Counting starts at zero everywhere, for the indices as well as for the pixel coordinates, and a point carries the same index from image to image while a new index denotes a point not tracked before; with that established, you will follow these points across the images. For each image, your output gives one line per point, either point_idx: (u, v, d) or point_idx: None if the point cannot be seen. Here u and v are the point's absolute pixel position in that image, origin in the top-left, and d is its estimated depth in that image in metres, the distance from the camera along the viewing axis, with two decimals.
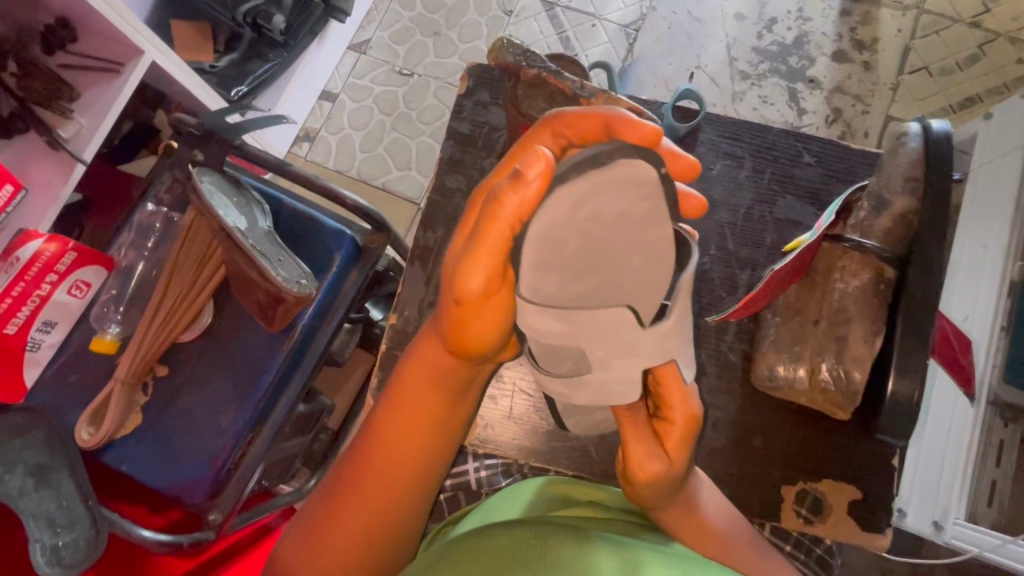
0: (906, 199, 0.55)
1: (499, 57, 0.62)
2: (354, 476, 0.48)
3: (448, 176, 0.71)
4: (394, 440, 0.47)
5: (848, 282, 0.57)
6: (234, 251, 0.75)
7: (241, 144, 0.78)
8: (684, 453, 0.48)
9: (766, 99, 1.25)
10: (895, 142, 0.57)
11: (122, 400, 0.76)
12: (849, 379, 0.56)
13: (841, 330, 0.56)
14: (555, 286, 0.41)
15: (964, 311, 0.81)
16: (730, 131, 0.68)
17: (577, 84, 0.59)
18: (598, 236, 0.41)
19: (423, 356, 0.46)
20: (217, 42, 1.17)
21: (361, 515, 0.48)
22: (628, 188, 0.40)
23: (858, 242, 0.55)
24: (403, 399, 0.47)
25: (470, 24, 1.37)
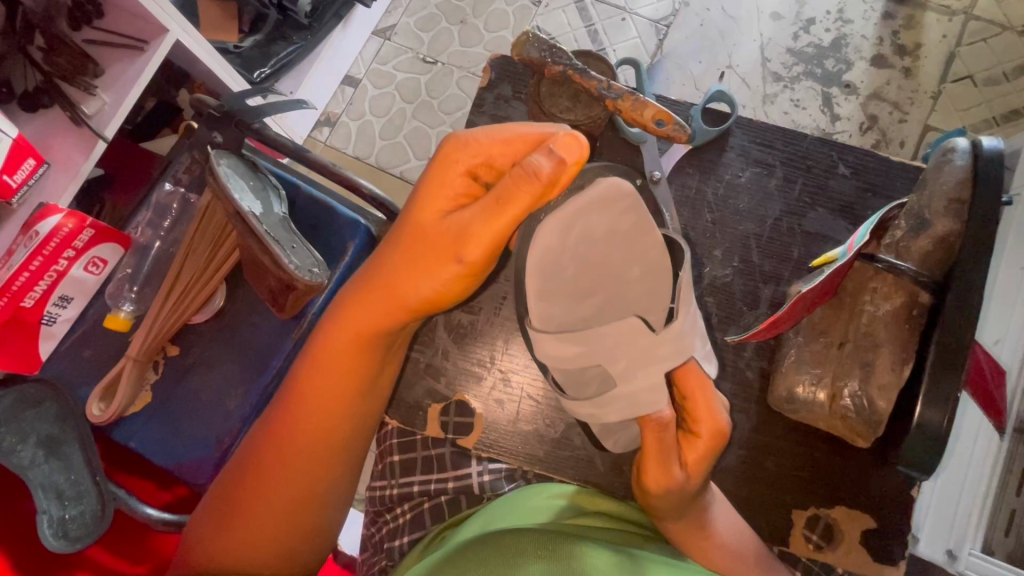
0: (949, 221, 0.51)
1: (522, 53, 0.58)
2: (296, 408, 0.53)
3: None
4: (327, 372, 0.52)
5: (878, 305, 0.54)
6: (247, 236, 0.74)
7: (260, 127, 0.77)
8: (703, 472, 0.48)
9: (798, 102, 1.20)
10: (941, 158, 0.53)
11: (133, 376, 0.76)
12: (872, 407, 0.53)
13: (867, 356, 0.54)
14: (561, 313, 0.49)
15: (996, 333, 0.77)
16: (762, 138, 0.65)
17: (604, 85, 0.57)
18: (588, 254, 0.49)
19: (376, 281, 0.49)
20: (242, 22, 1.16)
21: (306, 442, 0.53)
22: (609, 207, 0.48)
23: (890, 263, 0.53)
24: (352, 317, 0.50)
25: (496, 13, 1.35)
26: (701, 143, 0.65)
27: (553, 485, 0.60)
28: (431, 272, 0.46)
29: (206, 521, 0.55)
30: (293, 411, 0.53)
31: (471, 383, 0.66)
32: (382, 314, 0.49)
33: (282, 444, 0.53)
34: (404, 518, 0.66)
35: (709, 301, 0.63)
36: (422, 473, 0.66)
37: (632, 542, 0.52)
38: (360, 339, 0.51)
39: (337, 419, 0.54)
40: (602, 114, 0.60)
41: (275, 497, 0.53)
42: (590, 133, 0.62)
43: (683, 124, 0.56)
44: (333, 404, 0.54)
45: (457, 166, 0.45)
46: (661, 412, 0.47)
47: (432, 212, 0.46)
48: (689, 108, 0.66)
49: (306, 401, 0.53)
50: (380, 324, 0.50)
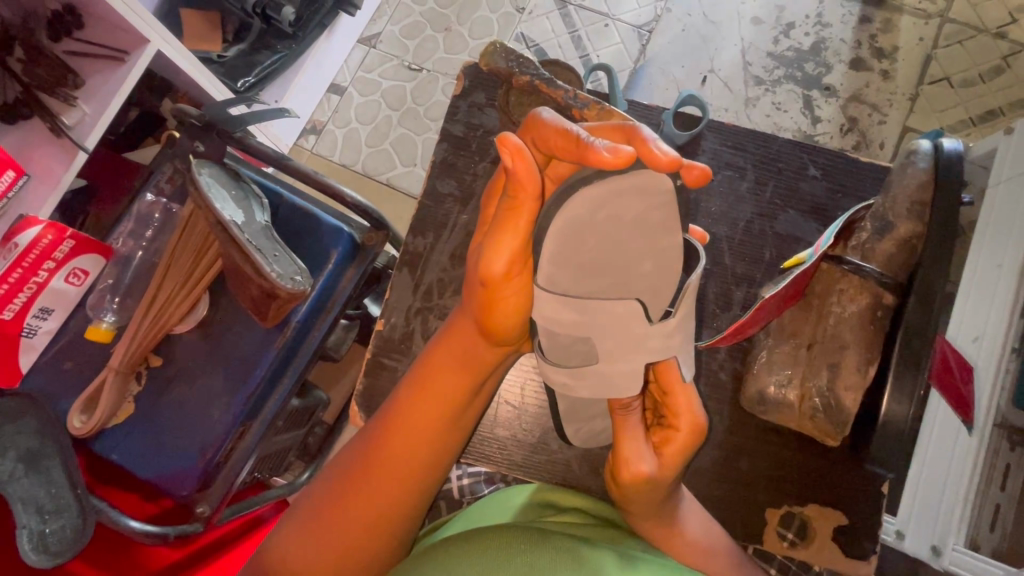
0: (911, 223, 0.53)
1: (490, 62, 0.60)
2: (386, 437, 0.50)
3: (440, 181, 0.69)
4: (405, 426, 0.50)
5: (845, 306, 0.54)
6: (229, 245, 0.75)
7: (242, 137, 0.79)
8: (677, 464, 0.48)
9: (780, 106, 1.22)
10: (905, 160, 0.55)
11: (115, 389, 0.76)
12: (839, 407, 0.54)
13: (835, 357, 0.54)
14: (569, 280, 0.44)
15: (975, 330, 0.80)
16: (733, 141, 0.66)
17: (570, 94, 0.56)
18: (611, 236, 0.44)
19: (459, 328, 0.50)
20: (226, 31, 1.17)
21: (389, 476, 0.50)
22: (646, 196, 0.43)
23: (857, 265, 0.53)
24: (442, 350, 0.50)
25: (480, 20, 1.36)
26: (673, 147, 0.66)
27: (531, 484, 0.60)
28: (500, 304, 0.45)
29: (288, 535, 0.50)
30: (386, 440, 0.50)
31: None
32: (469, 359, 0.50)
33: (354, 489, 0.50)
34: None
35: None
36: None
37: (609, 535, 0.52)
38: (441, 396, 0.50)
39: (421, 453, 0.50)
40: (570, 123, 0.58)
41: (347, 526, 0.49)
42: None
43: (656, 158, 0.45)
44: (422, 434, 0.50)
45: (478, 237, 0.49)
46: (631, 408, 0.48)
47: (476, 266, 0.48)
48: (660, 113, 0.67)
49: (386, 444, 0.50)
50: (467, 359, 0.50)
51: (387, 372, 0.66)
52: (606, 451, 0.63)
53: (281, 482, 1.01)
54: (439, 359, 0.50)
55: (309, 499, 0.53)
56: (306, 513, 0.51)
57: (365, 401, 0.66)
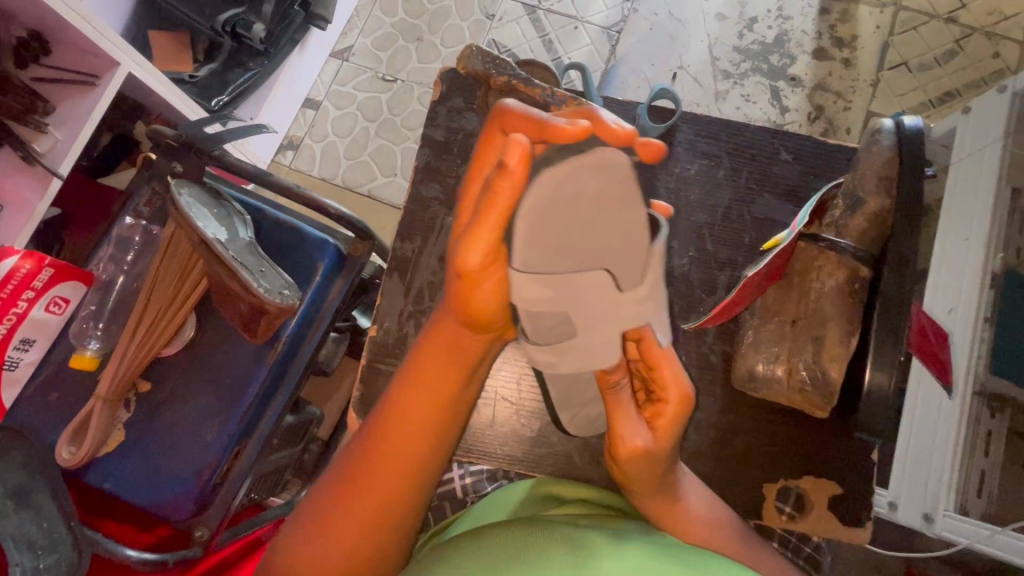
0: (879, 197, 0.54)
1: (467, 64, 0.63)
2: (382, 443, 0.49)
3: (424, 186, 0.70)
4: (394, 433, 0.49)
5: (824, 282, 0.56)
6: (215, 263, 0.75)
7: (221, 154, 0.80)
8: (671, 436, 0.48)
9: (749, 98, 1.25)
10: (870, 139, 0.57)
11: (104, 417, 0.75)
12: (826, 378, 0.55)
13: (817, 331, 0.55)
14: (542, 260, 0.42)
15: (948, 304, 0.88)
16: (707, 131, 0.68)
17: (547, 92, 0.57)
18: (579, 212, 0.42)
19: (446, 324, 0.46)
20: (197, 51, 1.17)
21: (387, 481, 0.49)
22: (608, 173, 0.42)
23: (833, 241, 0.55)
24: (429, 350, 0.48)
25: (452, 29, 1.38)
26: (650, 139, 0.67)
27: (533, 479, 0.61)
28: (478, 298, 0.43)
29: (293, 542, 0.51)
30: (381, 446, 0.49)
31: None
32: (457, 354, 0.47)
33: (346, 503, 0.49)
34: None
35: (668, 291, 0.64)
36: None
37: (614, 521, 0.53)
38: (428, 400, 0.48)
39: (418, 456, 0.49)
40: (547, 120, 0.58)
41: (350, 531, 0.49)
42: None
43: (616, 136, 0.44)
44: (417, 437, 0.49)
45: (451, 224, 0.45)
46: (619, 386, 0.48)
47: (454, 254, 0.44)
48: (635, 108, 0.69)
49: (382, 451, 0.49)
50: (457, 353, 0.47)
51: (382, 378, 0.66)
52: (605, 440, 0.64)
53: (279, 501, 1.00)
54: (428, 359, 0.48)
55: (309, 506, 0.52)
56: (309, 523, 0.50)
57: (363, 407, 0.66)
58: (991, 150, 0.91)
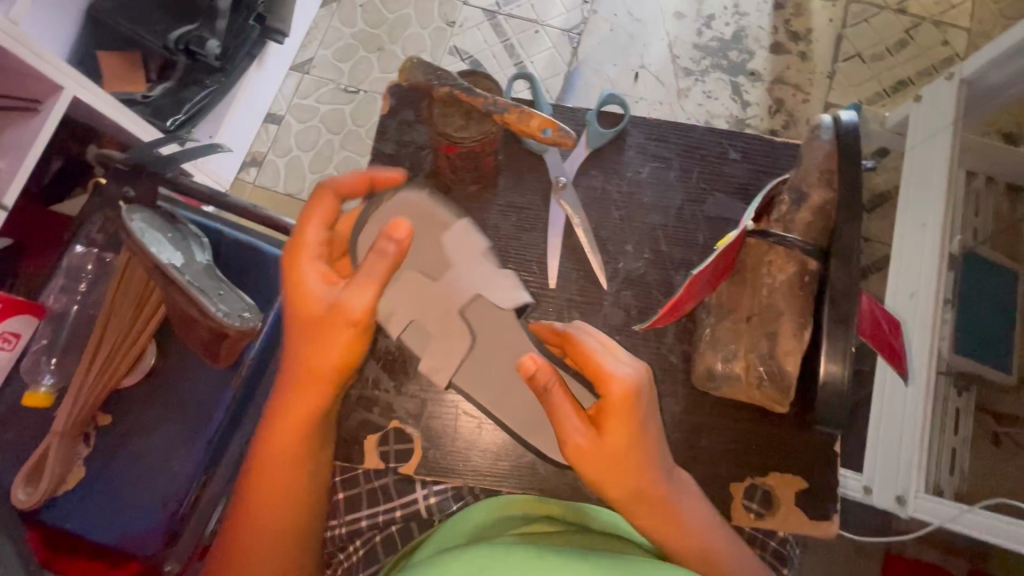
0: (823, 190, 0.55)
1: (409, 76, 0.55)
2: (263, 472, 0.54)
3: None
4: (284, 451, 0.54)
5: (774, 276, 0.56)
6: (171, 290, 0.73)
7: (173, 177, 0.78)
8: (619, 435, 0.47)
9: (710, 94, 1.27)
10: (811, 134, 0.57)
11: (62, 454, 0.72)
12: (782, 372, 0.55)
13: (771, 325, 0.55)
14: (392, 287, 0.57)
15: (911, 287, 0.90)
16: (657, 133, 0.68)
17: (490, 100, 0.54)
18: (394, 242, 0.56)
19: (302, 368, 0.52)
20: (149, 70, 1.15)
21: (283, 499, 0.55)
22: (403, 207, 0.58)
23: (782, 237, 0.54)
24: (294, 390, 0.53)
25: (413, 37, 1.37)
26: (602, 143, 0.67)
27: (506, 496, 0.60)
28: (346, 333, 0.50)
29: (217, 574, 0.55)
30: (264, 473, 0.54)
31: (402, 410, 0.63)
32: (316, 393, 0.53)
33: (254, 516, 0.54)
34: (356, 556, 0.66)
35: (626, 294, 0.64)
36: (368, 506, 0.67)
37: (585, 538, 0.52)
38: (302, 420, 0.53)
39: (299, 475, 0.55)
40: (494, 128, 0.57)
41: (261, 547, 0.54)
42: (487, 148, 0.59)
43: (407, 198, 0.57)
44: (294, 463, 0.54)
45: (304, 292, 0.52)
46: (550, 387, 0.48)
47: (305, 309, 0.52)
48: (585, 113, 0.69)
49: (266, 478, 0.54)
50: (317, 394, 0.53)
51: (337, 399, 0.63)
52: None
53: None
54: (295, 400, 0.53)
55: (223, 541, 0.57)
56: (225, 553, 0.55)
57: None
58: (943, 134, 0.93)
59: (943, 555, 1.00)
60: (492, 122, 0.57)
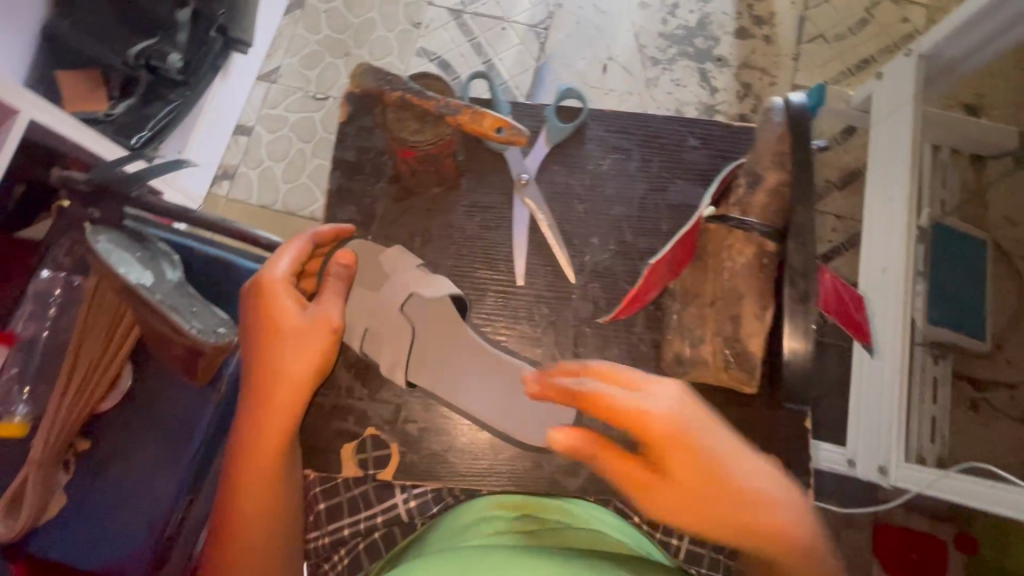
0: (777, 172, 0.55)
1: (360, 82, 0.56)
2: (240, 493, 0.53)
3: (338, 209, 0.66)
4: (258, 470, 0.53)
5: (735, 260, 0.56)
6: (143, 310, 0.72)
7: (139, 195, 0.76)
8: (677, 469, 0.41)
9: (679, 82, 1.28)
10: (764, 117, 0.58)
11: (38, 485, 0.71)
12: (746, 356, 0.56)
13: (734, 309, 0.56)
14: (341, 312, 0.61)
15: (882, 262, 0.91)
16: (617, 125, 0.69)
17: (440, 102, 0.54)
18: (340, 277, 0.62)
19: (283, 377, 0.54)
20: (112, 87, 1.12)
21: (259, 520, 0.53)
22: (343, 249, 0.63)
23: (739, 221, 0.56)
24: (271, 402, 0.54)
25: (380, 40, 1.36)
26: (562, 139, 0.68)
27: (489, 496, 0.60)
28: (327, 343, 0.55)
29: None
30: (238, 494, 0.53)
31: (377, 415, 0.63)
32: (295, 402, 0.55)
33: (234, 541, 0.53)
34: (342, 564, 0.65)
35: (594, 286, 0.65)
36: (350, 515, 0.66)
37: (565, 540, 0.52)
38: (281, 433, 0.54)
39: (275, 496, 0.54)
40: (447, 130, 0.57)
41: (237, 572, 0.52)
42: (444, 150, 0.60)
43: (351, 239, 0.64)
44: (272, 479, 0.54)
45: (282, 309, 0.55)
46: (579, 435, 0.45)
47: (287, 325, 0.55)
48: (544, 109, 0.69)
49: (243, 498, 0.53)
50: (294, 405, 0.55)
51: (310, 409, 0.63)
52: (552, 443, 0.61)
53: None
54: (274, 409, 0.54)
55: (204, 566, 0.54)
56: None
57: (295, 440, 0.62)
58: (905, 108, 0.95)
59: (929, 521, 1.02)
60: (446, 123, 0.57)
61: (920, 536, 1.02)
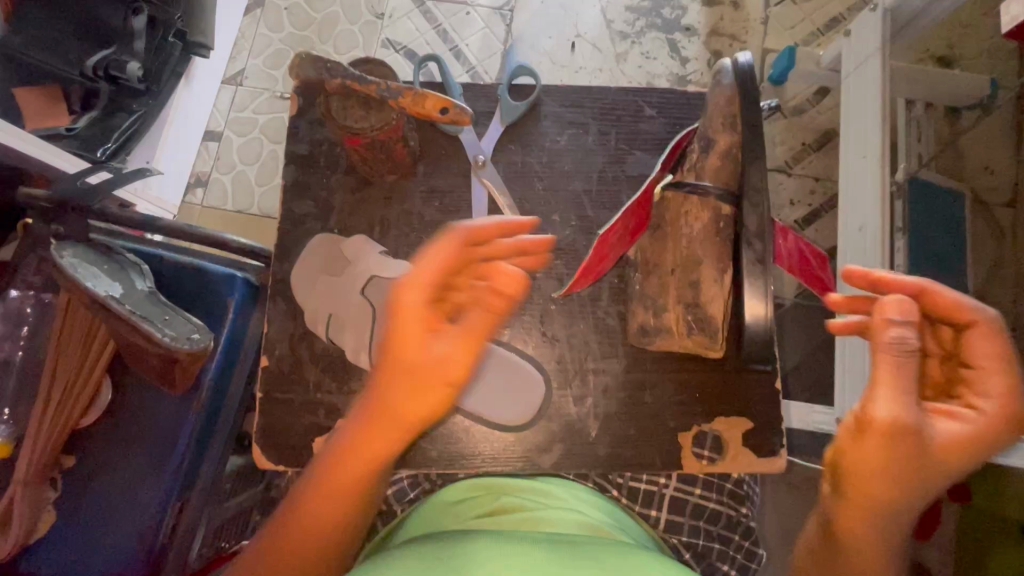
0: (728, 134, 0.55)
1: (300, 73, 0.53)
2: (308, 510, 0.48)
3: (295, 203, 0.66)
4: (347, 486, 0.48)
5: (692, 226, 0.56)
6: (115, 321, 0.72)
7: (100, 206, 0.77)
8: (995, 354, 0.50)
9: (648, 54, 1.26)
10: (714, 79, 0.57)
11: (28, 500, 0.72)
12: (707, 321, 0.56)
13: (693, 275, 0.56)
14: (309, 305, 0.63)
15: (859, 221, 0.91)
16: (571, 100, 0.68)
17: (381, 85, 0.53)
18: (313, 275, 0.64)
19: (389, 412, 0.47)
20: (72, 102, 1.10)
21: (324, 544, 0.49)
22: (319, 249, 0.65)
23: (695, 185, 0.55)
24: (369, 433, 0.48)
25: (344, 34, 1.34)
26: (516, 118, 0.67)
27: (475, 479, 0.62)
28: (440, 391, 0.47)
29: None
30: (304, 507, 0.48)
31: (346, 406, 0.61)
32: (389, 438, 0.48)
33: (291, 549, 0.48)
34: None
35: (557, 264, 0.65)
36: None
37: (535, 525, 0.53)
38: (375, 463, 0.49)
39: (346, 518, 0.49)
40: (392, 114, 0.56)
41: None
42: (393, 135, 0.58)
43: (322, 238, 0.65)
44: (346, 503, 0.49)
45: (412, 333, 0.46)
46: (902, 338, 0.48)
47: (402, 357, 0.46)
48: (496, 89, 0.69)
49: (307, 515, 0.48)
50: (387, 442, 0.48)
51: (279, 410, 0.61)
52: (529, 424, 0.61)
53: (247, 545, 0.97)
54: (374, 438, 0.48)
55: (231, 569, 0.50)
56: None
57: (266, 439, 0.61)
58: (871, 62, 0.94)
59: None
60: (391, 107, 0.56)
61: None
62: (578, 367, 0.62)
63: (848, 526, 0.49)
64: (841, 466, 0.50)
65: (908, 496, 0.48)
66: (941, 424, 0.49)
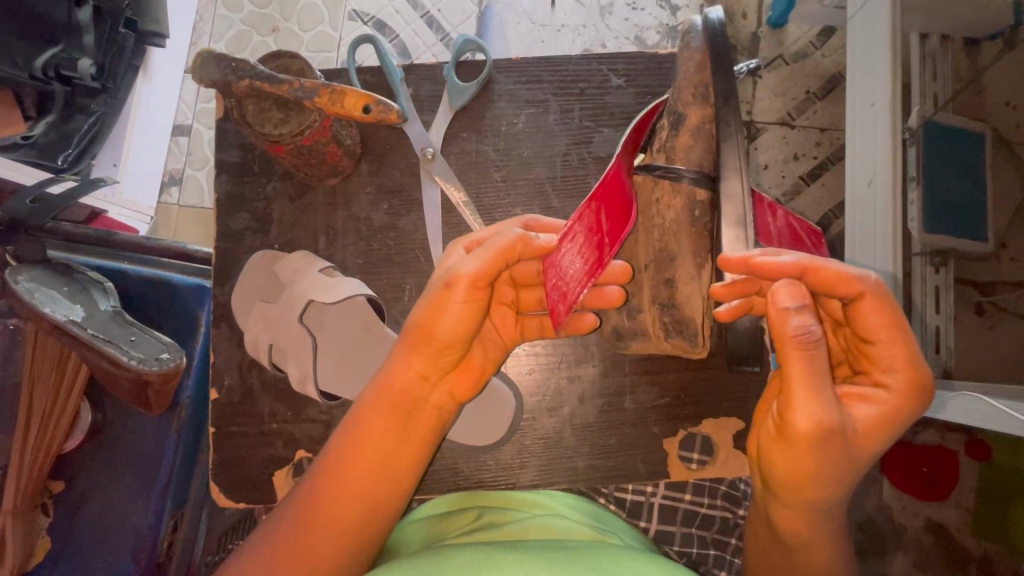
0: (700, 107, 0.48)
1: (203, 77, 0.48)
2: (341, 481, 0.47)
3: (232, 218, 0.63)
4: (381, 421, 0.48)
5: (665, 216, 0.50)
6: (81, 347, 0.69)
7: (53, 227, 0.77)
8: (891, 320, 0.43)
9: (635, 5, 1.16)
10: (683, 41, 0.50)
11: (20, 531, 0.71)
12: (686, 322, 0.51)
13: (668, 273, 0.51)
14: (250, 331, 0.61)
15: (868, 175, 0.84)
16: (527, 75, 0.62)
17: (295, 86, 0.48)
18: (252, 300, 0.62)
19: (411, 340, 0.48)
20: (26, 106, 1.02)
21: (358, 505, 0.47)
22: (254, 271, 0.62)
23: (665, 168, 0.49)
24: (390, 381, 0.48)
25: (307, 8, 1.24)
26: (466, 99, 0.61)
27: (452, 496, 0.59)
28: (455, 302, 0.46)
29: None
30: (336, 480, 0.47)
31: (305, 436, 0.61)
32: (407, 370, 0.48)
33: (327, 512, 0.46)
34: None
35: None
36: None
37: (535, 530, 0.50)
38: (398, 398, 0.48)
39: (381, 484, 0.48)
40: (313, 116, 0.51)
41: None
42: (322, 136, 0.53)
43: (259, 258, 0.62)
44: (379, 459, 0.48)
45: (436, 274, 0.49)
46: (801, 331, 0.41)
47: (424, 293, 0.48)
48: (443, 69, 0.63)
49: (343, 484, 0.47)
50: (410, 371, 0.48)
51: (236, 439, 0.62)
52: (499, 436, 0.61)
53: None
54: (395, 378, 0.48)
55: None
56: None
57: (224, 479, 0.62)
58: None
59: (939, 433, 0.98)
60: (311, 110, 0.51)
61: (929, 449, 0.99)
62: (553, 374, 0.62)
63: (790, 528, 0.47)
64: (774, 470, 0.45)
65: (842, 487, 0.45)
66: (857, 408, 0.44)
